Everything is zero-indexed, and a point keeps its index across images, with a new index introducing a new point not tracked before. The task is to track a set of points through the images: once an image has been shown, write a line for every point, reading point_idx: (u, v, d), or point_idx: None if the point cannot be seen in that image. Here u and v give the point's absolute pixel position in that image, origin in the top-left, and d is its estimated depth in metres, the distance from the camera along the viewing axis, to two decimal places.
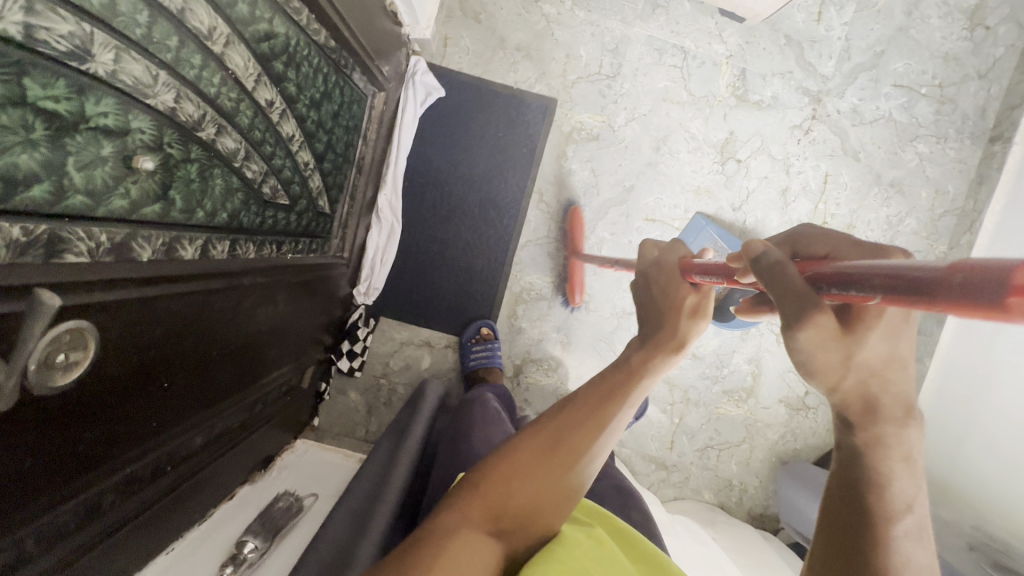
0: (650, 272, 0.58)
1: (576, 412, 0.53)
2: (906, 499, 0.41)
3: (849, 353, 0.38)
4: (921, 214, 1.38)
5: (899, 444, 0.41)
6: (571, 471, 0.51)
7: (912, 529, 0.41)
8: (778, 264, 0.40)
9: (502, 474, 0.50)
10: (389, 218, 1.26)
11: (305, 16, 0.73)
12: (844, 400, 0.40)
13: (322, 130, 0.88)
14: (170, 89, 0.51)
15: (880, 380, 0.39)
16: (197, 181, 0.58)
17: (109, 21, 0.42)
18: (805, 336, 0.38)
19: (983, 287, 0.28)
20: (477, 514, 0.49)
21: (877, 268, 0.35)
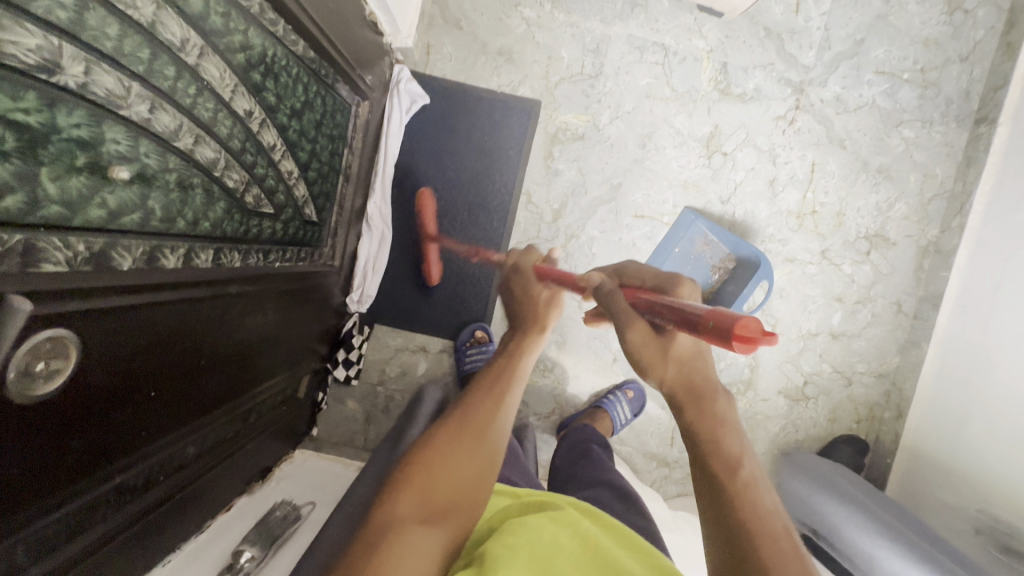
0: (513, 279, 0.76)
1: (479, 391, 0.59)
2: (737, 454, 0.48)
3: (664, 349, 0.52)
4: (911, 199, 1.37)
5: (715, 412, 0.50)
6: (490, 440, 0.55)
7: (750, 479, 0.47)
8: (611, 293, 0.58)
9: (426, 463, 0.51)
10: (380, 226, 1.28)
11: (282, 28, 0.74)
12: (671, 389, 0.51)
13: (305, 139, 0.89)
14: (144, 100, 0.52)
15: (690, 368, 0.52)
16: (176, 190, 0.60)
17: (78, 35, 0.43)
18: (631, 338, 0.53)
19: (723, 332, 0.43)
20: (408, 505, 0.48)
21: (671, 304, 0.52)
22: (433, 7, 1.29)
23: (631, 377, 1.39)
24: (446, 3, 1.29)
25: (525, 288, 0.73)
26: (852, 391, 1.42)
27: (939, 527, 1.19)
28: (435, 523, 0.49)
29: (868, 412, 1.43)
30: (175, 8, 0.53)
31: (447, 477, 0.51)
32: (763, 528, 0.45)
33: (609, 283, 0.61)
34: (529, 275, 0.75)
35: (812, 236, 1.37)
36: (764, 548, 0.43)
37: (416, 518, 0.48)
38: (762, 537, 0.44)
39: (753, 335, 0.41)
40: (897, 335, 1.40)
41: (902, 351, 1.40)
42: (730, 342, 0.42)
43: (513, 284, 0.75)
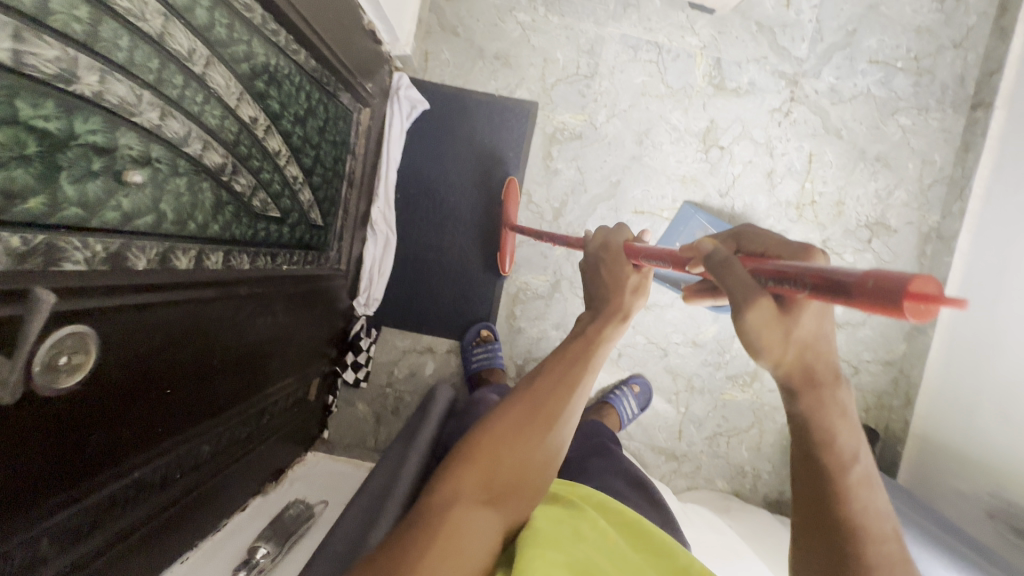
0: (601, 255, 0.71)
1: (551, 378, 0.59)
2: (853, 450, 0.48)
3: (787, 330, 0.46)
4: (910, 185, 1.38)
5: (835, 403, 0.48)
6: (554, 434, 0.57)
7: (864, 475, 0.48)
8: (727, 262, 0.47)
9: (491, 447, 0.54)
10: (384, 230, 1.31)
11: (283, 38, 0.77)
12: (788, 372, 0.47)
13: (309, 145, 0.92)
14: (155, 108, 0.55)
15: (812, 352, 0.47)
16: (187, 194, 0.62)
17: (92, 46, 0.46)
18: (750, 317, 0.45)
19: (893, 294, 0.35)
20: (471, 485, 0.53)
21: (809, 267, 0.43)
22: (430, 15, 1.32)
23: (637, 371, 1.40)
24: (442, 11, 1.32)
25: (613, 265, 0.70)
26: (859, 379, 1.41)
27: (954, 515, 1.18)
28: (495, 503, 0.54)
29: (876, 400, 1.42)
30: (182, 20, 0.56)
31: (511, 462, 0.54)
32: (871, 528, 0.47)
33: (721, 248, 0.49)
34: (617, 254, 0.71)
35: (813, 226, 1.38)
36: (871, 548, 0.46)
37: (477, 498, 0.52)
38: (871, 536, 0.47)
39: (938, 296, 0.34)
40: (903, 321, 1.41)
41: (909, 339, 1.40)
42: (903, 305, 0.35)
43: (602, 266, 0.71)
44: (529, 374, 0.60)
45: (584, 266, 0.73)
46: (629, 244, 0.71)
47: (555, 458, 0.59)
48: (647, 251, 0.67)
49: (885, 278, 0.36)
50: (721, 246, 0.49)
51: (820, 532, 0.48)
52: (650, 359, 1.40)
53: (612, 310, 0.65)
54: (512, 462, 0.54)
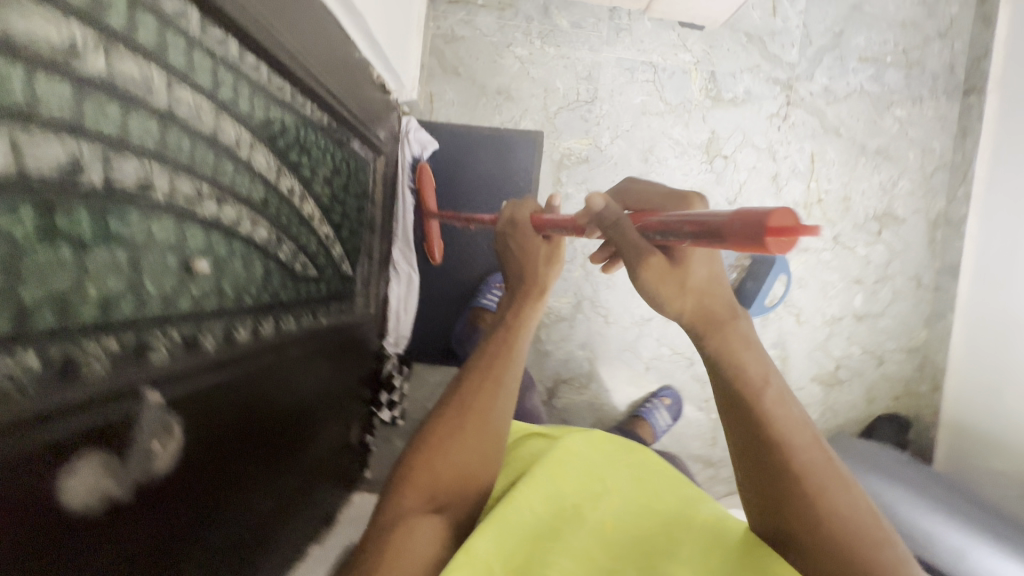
0: (510, 230, 0.88)
1: (476, 376, 0.74)
2: (761, 375, 0.59)
3: (682, 282, 0.59)
4: (913, 175, 1.41)
5: (737, 337, 0.60)
6: (491, 421, 0.72)
7: (777, 393, 0.59)
8: (618, 221, 0.60)
9: (428, 458, 0.67)
10: (406, 269, 1.35)
11: (308, 109, 0.82)
12: (691, 318, 0.60)
13: (336, 203, 0.96)
14: (212, 198, 0.59)
15: (703, 295, 0.60)
16: (242, 271, 0.66)
17: (162, 155, 0.50)
18: (647, 276, 0.59)
19: (755, 233, 0.45)
20: (416, 490, 0.65)
21: (688, 219, 0.55)
22: (430, 58, 1.36)
23: (666, 382, 1.43)
24: (442, 53, 1.37)
25: (523, 238, 0.86)
26: (885, 369, 1.43)
27: (994, 496, 1.19)
28: (444, 502, 0.66)
29: (905, 389, 1.43)
30: (230, 113, 0.60)
31: (450, 465, 0.67)
32: (792, 438, 0.58)
33: (610, 204, 0.62)
34: (526, 229, 0.86)
35: (822, 224, 1.41)
36: (796, 455, 0.57)
37: (422, 500, 0.65)
38: (793, 446, 0.57)
39: (790, 227, 0.43)
40: (923, 308, 1.42)
41: (929, 324, 1.42)
42: (766, 238, 0.44)
43: (514, 241, 0.87)
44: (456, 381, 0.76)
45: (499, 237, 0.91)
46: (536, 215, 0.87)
47: (491, 454, 0.71)
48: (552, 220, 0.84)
49: (748, 218, 0.45)
50: (610, 204, 0.62)
51: (755, 459, 0.58)
52: (677, 370, 1.43)
53: (531, 289, 0.81)
54: (447, 463, 0.67)
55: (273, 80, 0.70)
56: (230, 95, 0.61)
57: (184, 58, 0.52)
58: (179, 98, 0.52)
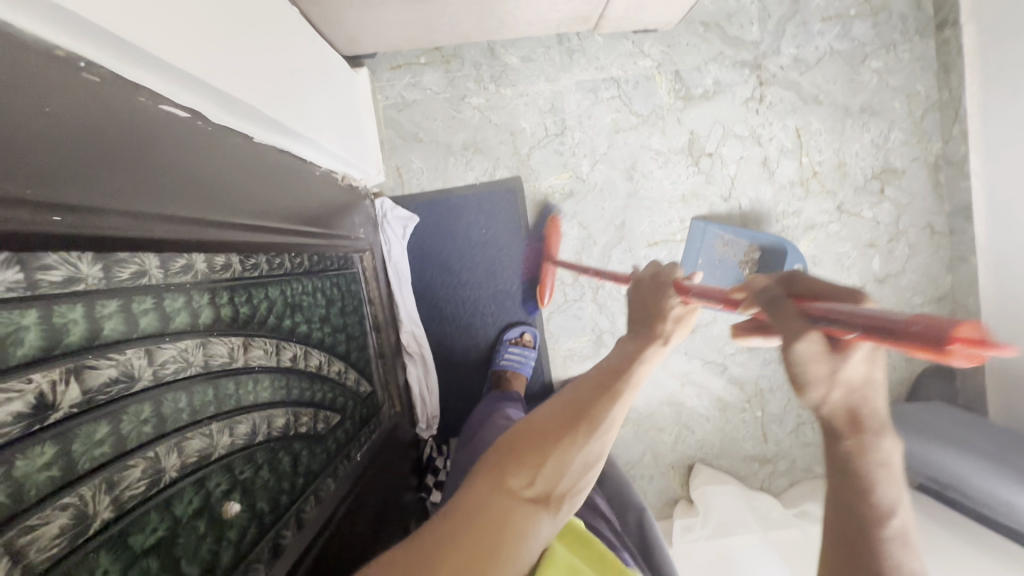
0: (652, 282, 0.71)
1: (597, 385, 0.61)
2: (890, 503, 0.44)
3: (836, 368, 0.41)
4: (904, 123, 1.36)
5: (877, 458, 0.43)
6: (600, 439, 0.59)
7: (898, 532, 0.44)
8: (774, 296, 0.44)
9: (532, 446, 0.57)
10: (418, 348, 1.32)
11: (287, 262, 0.78)
12: (831, 413, 0.42)
13: (338, 332, 0.93)
14: (224, 430, 0.55)
15: (858, 395, 0.42)
16: (271, 477, 0.63)
17: (163, 431, 0.47)
18: (802, 348, 0.40)
19: (940, 336, 0.34)
20: (515, 480, 0.56)
21: (857, 307, 0.39)
22: (388, 131, 1.31)
23: (705, 392, 1.42)
24: (398, 122, 1.31)
25: (655, 296, 0.69)
26: None
27: None
28: (543, 503, 0.56)
29: None
30: (216, 332, 0.57)
31: (556, 466, 0.57)
32: None
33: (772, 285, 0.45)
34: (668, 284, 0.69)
35: (823, 196, 1.37)
36: None
37: (519, 492, 0.55)
38: None
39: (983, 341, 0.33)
40: (941, 255, 1.39)
41: (952, 270, 1.39)
42: (950, 346, 0.34)
43: (646, 296, 0.70)
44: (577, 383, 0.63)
45: (638, 290, 0.72)
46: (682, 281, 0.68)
47: (597, 462, 0.60)
48: (697, 288, 0.63)
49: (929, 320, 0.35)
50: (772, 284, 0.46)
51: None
52: (712, 377, 1.42)
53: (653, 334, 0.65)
54: (553, 463, 0.56)
55: (245, 261, 0.66)
56: (211, 313, 0.57)
57: (156, 315, 0.48)
58: (164, 358, 0.48)
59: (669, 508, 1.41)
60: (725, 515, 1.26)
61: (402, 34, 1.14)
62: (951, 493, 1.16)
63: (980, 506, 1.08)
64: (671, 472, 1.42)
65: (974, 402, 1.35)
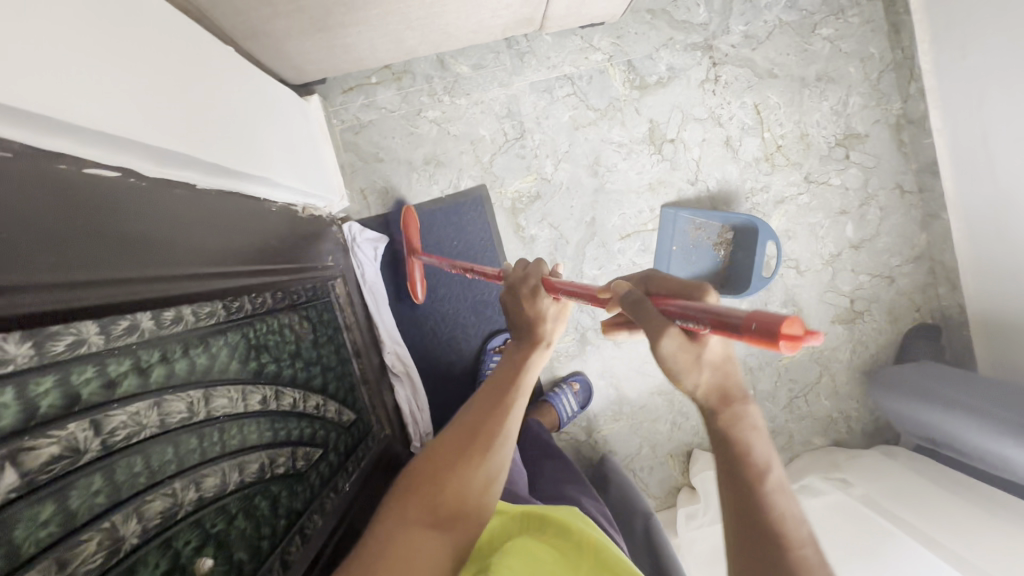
0: (520, 286, 0.74)
1: (485, 403, 0.71)
2: (766, 457, 0.46)
3: (699, 353, 0.46)
4: (861, 87, 1.36)
5: (749, 419, 0.46)
6: (496, 453, 0.68)
7: (779, 485, 0.45)
8: (639, 299, 0.49)
9: (434, 472, 0.65)
10: (404, 369, 1.31)
11: (250, 303, 0.77)
12: (706, 394, 0.46)
13: (313, 365, 0.92)
14: (190, 485, 0.55)
15: (722, 369, 0.46)
16: (249, 525, 0.63)
17: (118, 499, 0.47)
18: (668, 345, 0.45)
19: (770, 333, 0.40)
20: (416, 511, 0.62)
21: (705, 307, 0.45)
22: (347, 154, 1.31)
23: None
24: (357, 145, 1.31)
25: (527, 300, 0.73)
26: (898, 285, 1.40)
27: None
28: (445, 526, 0.62)
29: (923, 296, 1.41)
30: (171, 389, 0.56)
31: (455, 487, 0.64)
32: (790, 537, 0.43)
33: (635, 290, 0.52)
34: (537, 288, 0.73)
35: (789, 169, 1.37)
36: (796, 553, 0.43)
37: (425, 518, 0.62)
38: (791, 543, 0.43)
39: (801, 335, 0.39)
40: (914, 214, 1.39)
41: (925, 227, 1.39)
42: (779, 343, 0.39)
43: (518, 297, 0.74)
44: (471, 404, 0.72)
45: (508, 291, 0.76)
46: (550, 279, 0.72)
47: (499, 477, 0.68)
48: (566, 285, 0.68)
49: (763, 319, 0.40)
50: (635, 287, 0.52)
51: (747, 548, 0.44)
52: None
53: (530, 339, 0.74)
54: (450, 487, 0.64)
55: (201, 311, 0.65)
56: (164, 370, 0.56)
57: (100, 382, 0.48)
58: (113, 425, 0.48)
59: (672, 497, 1.41)
60: None
61: (347, 57, 1.13)
62: (946, 449, 1.18)
63: (974, 460, 1.10)
64: (670, 461, 1.42)
65: (963, 356, 1.36)
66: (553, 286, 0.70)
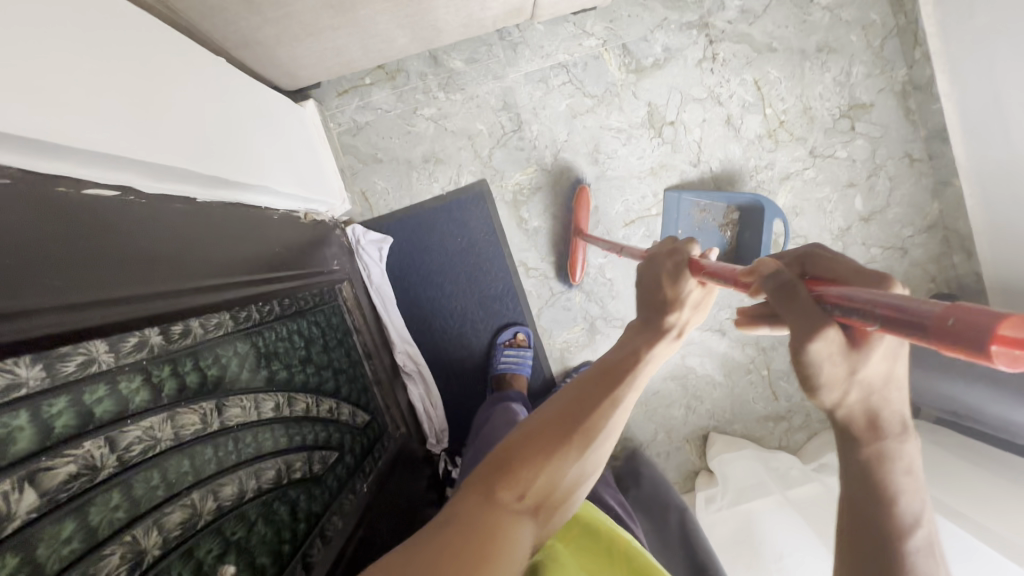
0: (667, 264, 0.69)
1: (598, 387, 0.58)
2: (914, 515, 0.45)
3: (854, 367, 0.42)
4: (864, 56, 1.32)
5: (902, 461, 0.44)
6: (598, 448, 0.56)
7: (924, 543, 0.44)
8: (792, 282, 0.44)
9: (530, 451, 0.53)
10: (416, 367, 1.32)
11: (257, 312, 0.78)
12: (848, 415, 0.44)
13: (324, 370, 0.93)
14: (207, 495, 0.56)
15: (875, 394, 0.43)
16: (269, 531, 0.64)
17: (138, 512, 0.48)
18: (819, 345, 0.41)
19: (977, 335, 0.32)
20: (506, 493, 0.50)
21: (879, 298, 0.39)
22: (347, 157, 1.31)
23: (708, 358, 1.41)
24: (355, 147, 1.31)
25: (665, 280, 0.68)
26: (912, 256, 1.38)
27: None
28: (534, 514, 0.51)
29: (936, 266, 1.38)
30: (183, 402, 0.57)
31: (549, 475, 0.52)
32: None
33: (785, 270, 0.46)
34: (683, 268, 0.68)
35: (794, 144, 1.35)
36: None
37: (511, 504, 0.50)
38: None
39: None
40: (924, 182, 1.36)
41: (937, 196, 1.36)
42: (989, 347, 0.31)
43: (655, 275, 0.69)
44: (583, 380, 0.60)
45: (650, 264, 0.71)
46: (698, 261, 0.67)
47: (591, 475, 0.56)
48: (713, 266, 0.63)
49: (968, 315, 0.33)
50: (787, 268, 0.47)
51: None
52: (712, 344, 1.41)
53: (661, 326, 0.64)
54: (547, 474, 0.52)
55: (208, 322, 0.66)
56: (175, 384, 0.57)
57: (113, 400, 0.49)
58: (128, 441, 0.49)
59: (690, 481, 1.41)
60: (744, 481, 1.26)
61: (339, 60, 1.13)
62: (969, 421, 1.15)
63: (998, 430, 1.08)
64: (687, 445, 1.41)
65: None
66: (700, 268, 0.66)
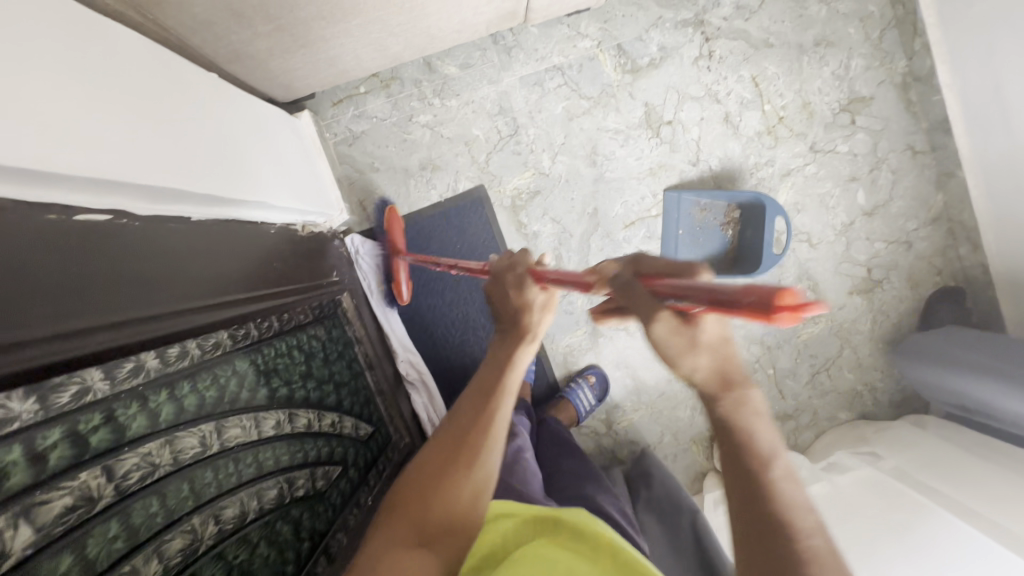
0: (506, 275, 0.73)
1: (471, 405, 0.69)
2: (773, 448, 0.47)
3: (694, 338, 0.46)
4: (863, 48, 1.31)
5: (750, 404, 0.48)
6: (486, 457, 0.65)
7: (785, 472, 0.47)
8: (628, 280, 0.50)
9: (420, 483, 0.62)
10: (418, 376, 1.30)
11: (255, 328, 0.77)
12: (707, 378, 0.47)
13: (325, 383, 0.92)
14: (208, 519, 0.56)
15: (722, 355, 0.47)
16: (270, 551, 0.64)
17: (136, 542, 0.48)
18: (660, 329, 0.46)
19: (766, 304, 0.38)
20: (401, 527, 0.58)
21: (697, 284, 0.45)
22: (343, 167, 1.30)
23: None
24: (352, 156, 1.30)
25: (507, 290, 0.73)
26: (917, 249, 1.36)
27: None
28: (433, 541, 0.58)
29: (943, 259, 1.36)
30: (182, 425, 0.57)
31: (439, 500, 0.60)
32: (799, 523, 0.44)
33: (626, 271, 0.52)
34: (523, 278, 0.72)
35: (794, 140, 1.33)
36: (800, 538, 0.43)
37: (408, 539, 0.57)
38: (797, 526, 0.44)
39: (801, 304, 0.37)
40: (928, 174, 1.34)
41: (941, 187, 1.34)
42: (775, 313, 0.38)
43: (503, 290, 0.74)
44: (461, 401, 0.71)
45: (494, 279, 0.76)
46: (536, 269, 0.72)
47: (490, 482, 0.65)
48: (552, 274, 0.68)
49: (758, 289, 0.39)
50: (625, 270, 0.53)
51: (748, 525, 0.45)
52: None
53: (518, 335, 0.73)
54: (440, 500, 0.60)
55: (206, 342, 0.65)
56: (172, 408, 0.56)
57: (109, 429, 0.48)
58: (126, 469, 0.48)
59: (698, 483, 1.40)
60: None
61: (333, 70, 1.12)
62: (982, 416, 1.14)
63: (1009, 424, 1.06)
64: (694, 447, 1.40)
65: (990, 318, 1.31)
66: (541, 275, 0.70)
